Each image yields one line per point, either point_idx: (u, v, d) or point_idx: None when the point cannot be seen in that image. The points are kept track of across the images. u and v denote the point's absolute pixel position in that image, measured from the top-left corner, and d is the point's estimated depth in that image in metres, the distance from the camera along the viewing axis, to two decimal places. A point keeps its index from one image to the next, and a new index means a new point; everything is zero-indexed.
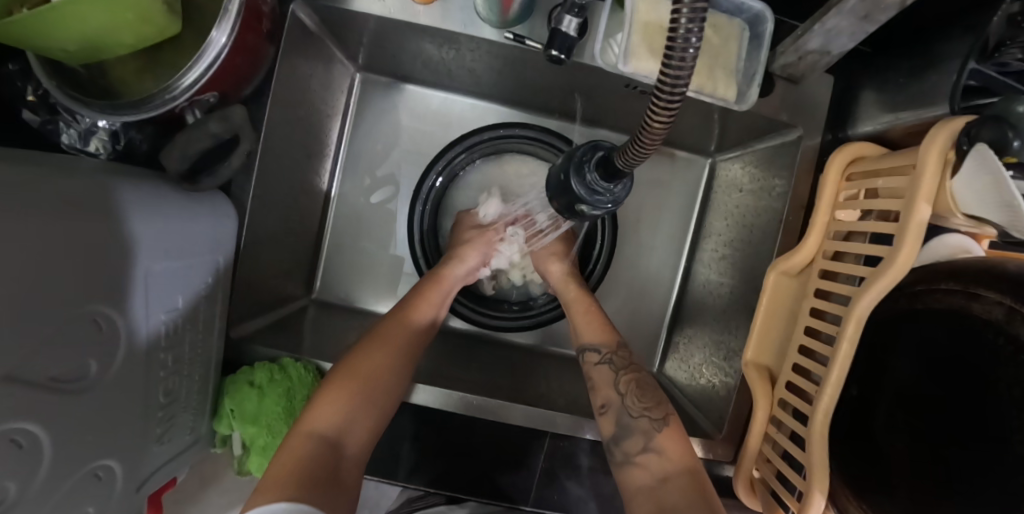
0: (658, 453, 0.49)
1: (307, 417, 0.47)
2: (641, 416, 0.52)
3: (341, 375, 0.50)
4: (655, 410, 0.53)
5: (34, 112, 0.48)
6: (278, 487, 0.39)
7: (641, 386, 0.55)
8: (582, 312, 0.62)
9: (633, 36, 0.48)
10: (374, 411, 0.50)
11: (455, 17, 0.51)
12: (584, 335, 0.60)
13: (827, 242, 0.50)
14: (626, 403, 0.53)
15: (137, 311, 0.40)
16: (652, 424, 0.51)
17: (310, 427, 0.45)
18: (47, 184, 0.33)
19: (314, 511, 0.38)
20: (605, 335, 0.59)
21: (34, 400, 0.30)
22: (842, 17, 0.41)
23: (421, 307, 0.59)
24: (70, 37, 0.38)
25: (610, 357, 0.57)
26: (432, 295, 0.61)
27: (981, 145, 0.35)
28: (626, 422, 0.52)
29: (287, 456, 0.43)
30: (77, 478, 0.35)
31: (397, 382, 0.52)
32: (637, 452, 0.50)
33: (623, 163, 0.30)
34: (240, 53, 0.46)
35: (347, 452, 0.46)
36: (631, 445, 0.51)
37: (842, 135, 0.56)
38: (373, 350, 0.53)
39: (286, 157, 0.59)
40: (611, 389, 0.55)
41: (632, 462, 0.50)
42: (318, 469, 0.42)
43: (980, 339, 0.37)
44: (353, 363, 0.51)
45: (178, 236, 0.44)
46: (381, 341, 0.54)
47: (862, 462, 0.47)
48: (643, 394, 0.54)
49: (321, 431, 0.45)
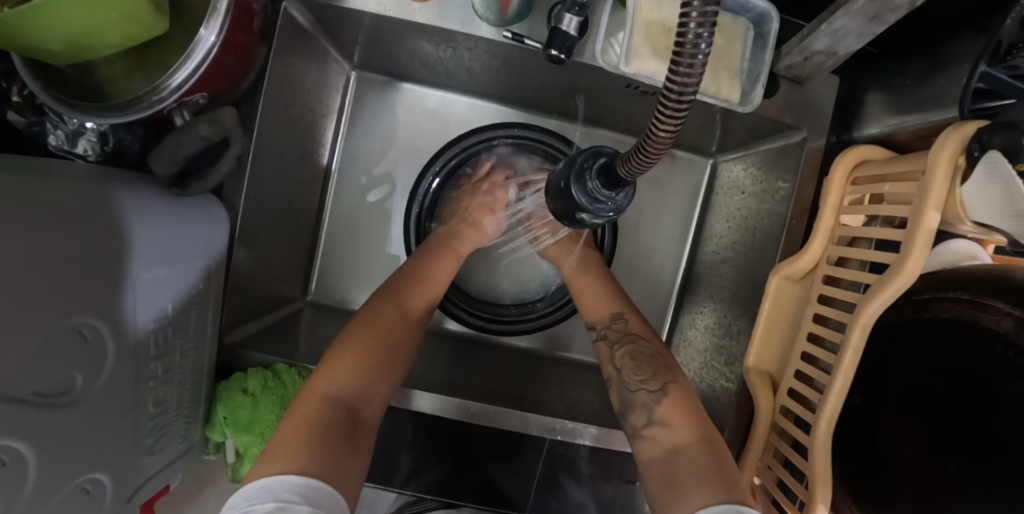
0: (662, 425, 0.48)
1: (316, 380, 0.45)
2: (639, 390, 0.51)
3: (352, 338, 0.49)
4: (654, 381, 0.51)
5: (19, 114, 0.47)
6: (291, 452, 0.38)
7: (635, 359, 0.53)
8: (580, 286, 0.62)
9: (635, 36, 0.46)
10: (387, 372, 0.49)
11: (452, 15, 0.50)
12: (586, 313, 0.61)
13: (831, 247, 0.49)
14: (626, 377, 0.53)
15: (125, 320, 0.39)
16: (651, 397, 0.50)
17: (321, 391, 0.44)
18: (29, 191, 0.32)
19: (326, 487, 0.37)
20: (601, 309, 0.59)
21: (18, 418, 0.29)
22: (850, 17, 0.40)
23: (435, 276, 0.59)
24: (54, 37, 0.36)
25: (606, 331, 0.57)
26: (445, 264, 0.61)
27: (994, 153, 0.34)
28: (627, 396, 0.52)
29: (300, 418, 0.41)
30: (66, 492, 0.35)
31: (403, 351, 0.51)
32: (643, 425, 0.49)
33: (625, 172, 0.29)
34: (230, 52, 0.45)
35: (361, 414, 0.45)
36: (636, 419, 0.50)
37: (847, 138, 0.54)
38: (383, 315, 0.52)
39: (281, 158, 0.58)
40: (609, 364, 0.55)
41: (641, 435, 0.49)
42: (334, 435, 0.41)
43: (989, 351, 0.36)
44: (360, 329, 0.50)
45: (168, 241, 0.43)
46: (391, 304, 0.53)
47: (864, 472, 0.46)
48: (638, 365, 0.53)
49: (333, 393, 0.44)
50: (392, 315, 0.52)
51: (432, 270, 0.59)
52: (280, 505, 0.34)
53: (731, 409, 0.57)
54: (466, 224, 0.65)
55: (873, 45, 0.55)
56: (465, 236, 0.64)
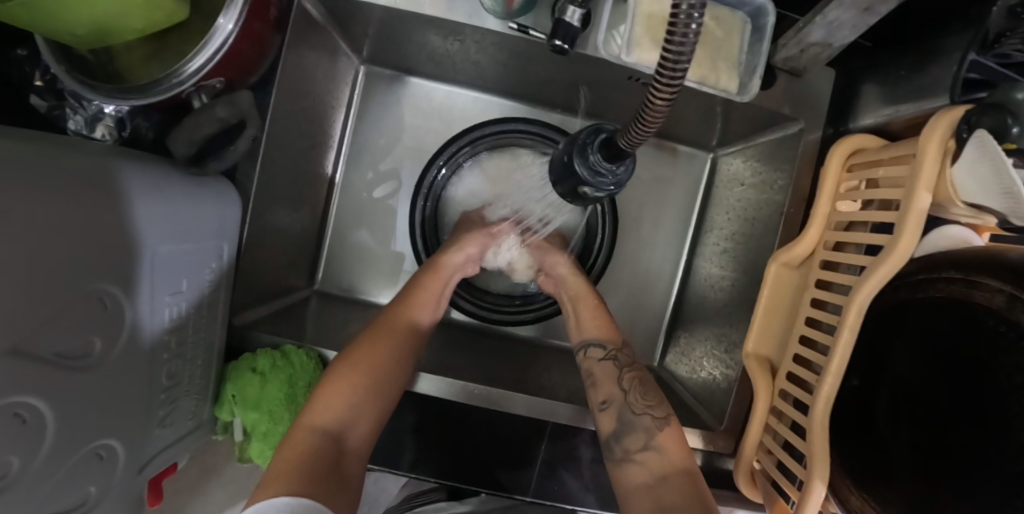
0: (658, 452, 0.49)
1: (310, 411, 0.47)
2: (643, 414, 0.52)
3: (341, 366, 0.50)
4: (659, 409, 0.53)
5: (42, 98, 0.49)
6: (278, 482, 0.40)
7: (644, 384, 0.55)
8: (589, 307, 0.61)
9: (636, 27, 0.48)
10: (379, 401, 0.50)
11: (460, 8, 0.51)
12: (585, 329, 0.60)
13: (828, 233, 0.50)
14: (631, 401, 0.53)
15: (142, 293, 0.40)
16: (655, 423, 0.51)
17: (310, 421, 0.46)
18: (55, 161, 0.33)
19: (315, 505, 0.38)
20: (612, 334, 0.59)
21: (37, 375, 0.30)
22: (843, 9, 0.42)
23: (422, 297, 0.59)
24: (81, 21, 0.38)
25: (616, 354, 0.57)
26: (432, 284, 0.61)
27: (982, 131, 0.35)
28: (627, 418, 0.52)
29: (289, 450, 0.43)
30: (81, 456, 0.36)
31: (397, 379, 0.52)
32: (637, 449, 0.50)
33: (625, 144, 0.31)
34: (246, 40, 0.47)
35: (347, 443, 0.46)
36: (631, 442, 0.50)
37: (844, 128, 0.56)
38: (372, 345, 0.52)
39: (292, 148, 0.60)
40: (614, 385, 0.54)
41: (632, 459, 0.49)
42: (320, 463, 0.42)
43: (982, 327, 0.37)
44: (353, 355, 0.52)
45: (183, 222, 0.44)
46: (381, 334, 0.54)
47: (862, 454, 0.47)
48: (646, 392, 0.54)
49: (323, 425, 0.46)
50: (386, 346, 0.53)
51: (420, 291, 0.59)
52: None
53: (731, 395, 0.57)
54: (455, 240, 0.64)
55: (867, 39, 0.57)
56: (455, 248, 0.63)
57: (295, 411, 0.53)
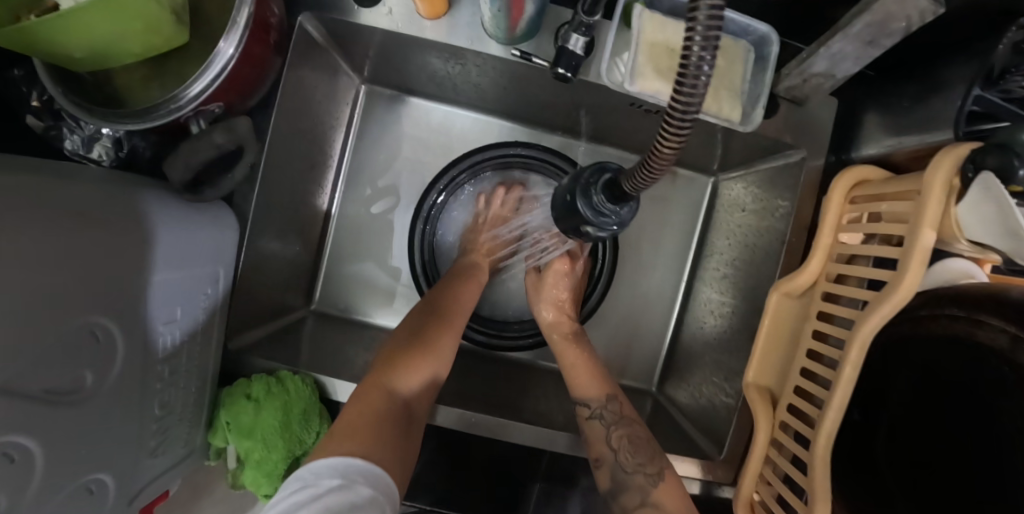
0: (656, 508, 0.47)
1: (380, 375, 0.49)
2: (635, 472, 0.50)
3: (407, 344, 0.52)
4: (650, 465, 0.50)
5: (38, 118, 0.48)
6: (354, 437, 0.40)
7: (633, 442, 0.52)
8: (571, 362, 0.60)
9: (640, 55, 0.48)
10: (437, 378, 0.52)
11: (462, 33, 0.51)
12: (575, 386, 0.58)
13: (829, 265, 0.50)
14: (620, 459, 0.51)
15: (134, 319, 0.39)
16: (648, 479, 0.49)
17: (380, 388, 0.47)
18: (46, 192, 0.32)
19: (382, 471, 0.38)
20: (597, 389, 0.57)
21: (27, 413, 0.29)
22: (847, 41, 0.42)
23: (467, 294, 0.61)
24: (77, 45, 0.38)
25: (601, 411, 0.55)
26: (475, 284, 0.63)
27: (987, 175, 0.35)
28: (619, 477, 0.50)
29: (364, 405, 0.45)
30: (69, 492, 0.35)
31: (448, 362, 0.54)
32: (634, 506, 0.48)
33: (631, 188, 0.30)
34: (247, 63, 0.46)
35: (411, 411, 0.48)
36: (628, 500, 0.49)
37: (846, 157, 0.56)
38: (432, 327, 0.55)
39: (291, 168, 0.59)
40: (603, 444, 0.52)
41: None
42: (392, 424, 0.44)
43: (985, 367, 0.37)
44: (417, 332, 0.54)
45: (178, 246, 0.44)
46: (442, 319, 0.56)
47: (865, 491, 0.46)
48: (636, 449, 0.51)
49: (393, 389, 0.47)
50: (446, 332, 0.55)
51: (468, 286, 0.62)
52: (345, 481, 0.35)
53: (730, 425, 0.57)
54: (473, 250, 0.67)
55: (871, 68, 0.57)
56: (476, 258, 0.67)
57: (288, 438, 0.51)
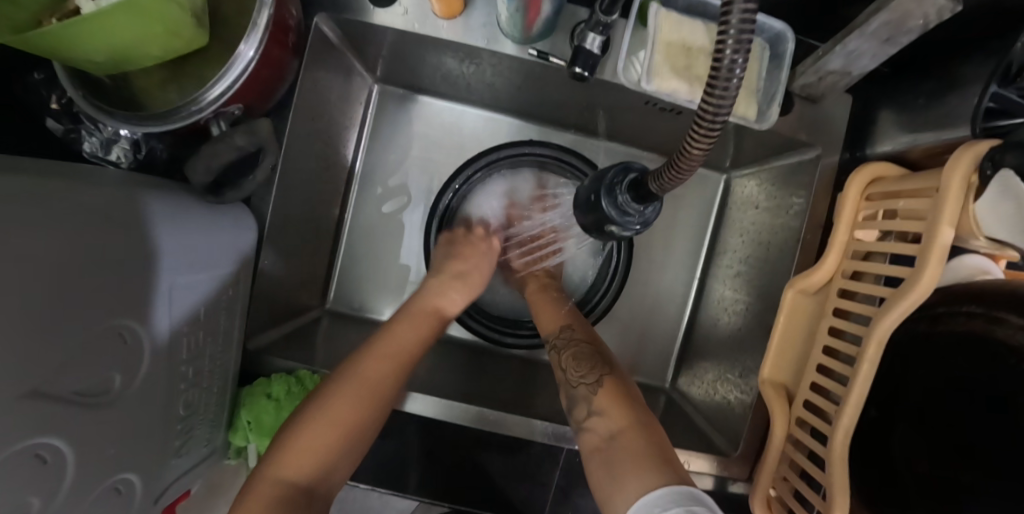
0: (600, 415, 0.47)
1: (279, 459, 0.42)
2: (579, 384, 0.51)
3: (319, 410, 0.45)
4: (591, 375, 0.51)
5: (57, 121, 0.48)
6: None
7: (579, 358, 0.53)
8: (540, 306, 0.63)
9: (657, 55, 0.48)
10: (353, 447, 0.46)
11: (476, 32, 0.52)
12: (541, 326, 0.61)
13: (845, 262, 0.50)
14: (568, 376, 0.53)
15: (158, 323, 0.40)
16: (590, 389, 0.50)
17: (277, 477, 0.41)
18: (73, 196, 0.33)
19: None
20: (554, 322, 0.59)
21: (58, 416, 0.30)
22: (864, 39, 0.42)
23: (404, 337, 0.55)
24: (101, 48, 0.38)
25: (557, 340, 0.57)
26: (418, 326, 0.57)
27: (1007, 173, 0.36)
28: (570, 393, 0.51)
29: (254, 505, 0.39)
30: (99, 492, 0.35)
31: (375, 423, 0.48)
32: (584, 417, 0.48)
33: (657, 188, 0.30)
34: (266, 65, 0.46)
35: (318, 496, 0.42)
36: (580, 411, 0.49)
37: (860, 154, 0.56)
38: (353, 387, 0.48)
39: (306, 169, 0.59)
40: (558, 370, 0.54)
41: (582, 428, 0.48)
42: None
43: (1004, 364, 0.37)
44: (331, 395, 0.47)
45: (199, 247, 0.44)
46: (361, 376, 0.49)
47: (880, 486, 0.47)
48: (580, 362, 0.53)
49: (292, 477, 0.41)
50: (366, 389, 0.48)
51: (404, 329, 0.55)
52: None
53: (745, 422, 0.57)
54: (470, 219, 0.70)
55: (886, 65, 0.56)
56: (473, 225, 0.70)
57: None
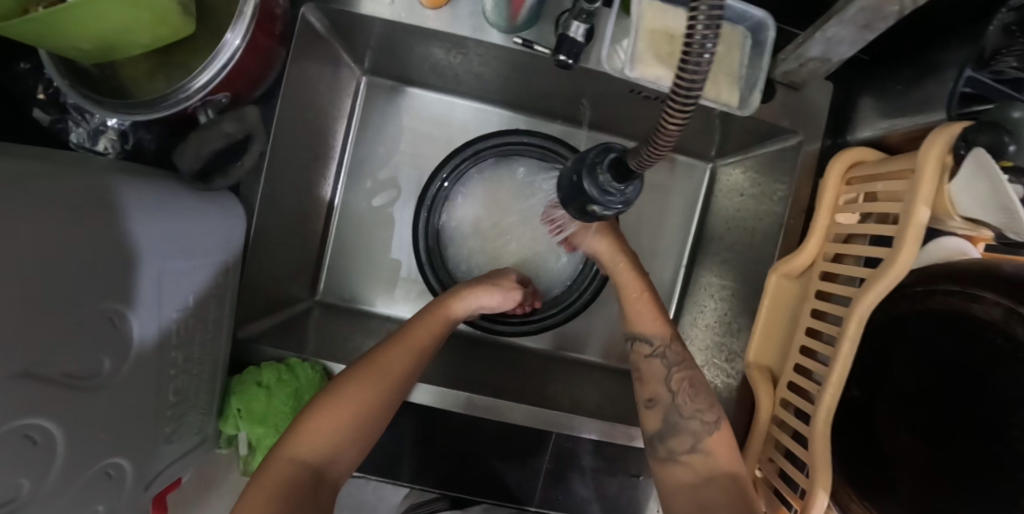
0: (704, 454, 0.49)
1: (290, 441, 0.44)
2: (691, 418, 0.50)
3: (334, 395, 0.47)
4: (709, 412, 0.51)
5: (44, 112, 0.48)
6: None
7: (694, 387, 0.52)
8: (635, 300, 0.58)
9: (639, 43, 0.49)
10: (365, 433, 0.47)
11: (464, 22, 0.52)
12: (636, 323, 0.57)
13: (828, 244, 0.51)
14: (679, 401, 0.51)
15: (148, 311, 0.40)
16: (703, 426, 0.50)
17: (288, 457, 0.43)
18: (64, 181, 0.33)
19: None
20: (660, 328, 0.56)
21: (48, 397, 0.30)
22: (842, 25, 0.43)
23: (419, 334, 0.54)
24: (86, 36, 0.38)
25: (664, 351, 0.54)
26: (434, 321, 0.56)
27: (980, 150, 0.36)
28: (674, 420, 0.51)
29: (266, 483, 0.41)
30: (89, 476, 0.35)
31: (389, 412, 0.49)
32: (682, 451, 0.49)
33: (636, 165, 0.31)
34: (253, 54, 0.46)
35: (327, 478, 0.43)
36: (676, 444, 0.50)
37: (842, 140, 0.57)
38: (367, 375, 0.49)
39: (296, 160, 0.60)
40: (661, 384, 0.53)
41: (677, 460, 0.49)
42: (296, 498, 0.40)
43: (981, 340, 0.37)
44: (344, 383, 0.48)
45: (187, 236, 0.44)
46: (374, 365, 0.50)
47: (865, 463, 0.46)
48: (696, 394, 0.51)
49: (304, 458, 0.43)
50: (377, 379, 0.49)
51: (421, 323, 0.56)
52: None
53: (732, 405, 0.59)
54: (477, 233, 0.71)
55: (865, 53, 0.57)
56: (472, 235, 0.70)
57: None
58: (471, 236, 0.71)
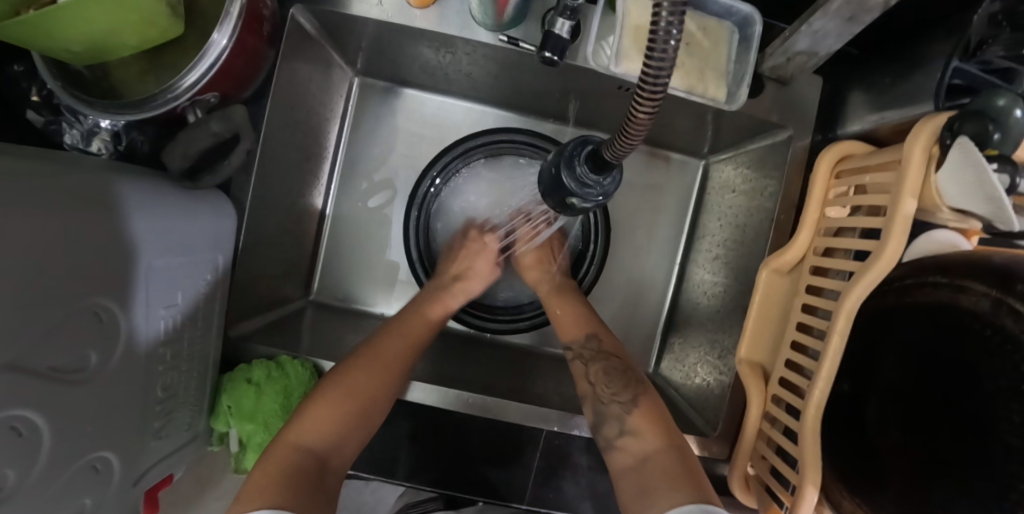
0: (634, 435, 0.50)
1: (294, 428, 0.46)
2: (612, 402, 0.53)
3: (338, 385, 0.50)
4: (624, 394, 0.53)
5: (38, 113, 0.49)
6: (259, 498, 0.40)
7: (608, 374, 0.55)
8: (558, 311, 0.63)
9: (625, 39, 0.49)
10: (365, 422, 0.50)
11: (451, 20, 0.53)
12: (562, 333, 0.61)
13: (817, 239, 0.51)
14: (597, 391, 0.55)
15: (137, 307, 0.40)
16: (622, 408, 0.52)
17: (293, 441, 0.45)
18: (54, 177, 0.34)
19: None
20: (577, 331, 0.60)
21: (34, 389, 0.30)
22: (828, 18, 0.42)
23: (415, 326, 0.58)
24: (75, 37, 0.39)
25: (582, 351, 0.59)
26: (431, 313, 0.60)
27: (964, 139, 0.35)
28: (598, 408, 0.53)
29: (271, 465, 0.43)
30: (75, 469, 0.35)
31: (387, 402, 0.52)
32: (615, 436, 0.51)
33: (611, 156, 0.31)
34: (240, 54, 0.47)
35: (329, 465, 0.46)
36: (609, 430, 0.51)
37: (833, 135, 0.57)
38: (370, 365, 0.52)
39: (287, 160, 0.61)
40: (583, 381, 0.57)
41: (613, 446, 0.50)
42: (301, 480, 0.42)
43: (968, 331, 0.36)
44: (347, 374, 0.51)
45: (178, 233, 0.45)
46: (375, 356, 0.53)
47: (855, 458, 0.45)
48: (609, 380, 0.55)
49: (307, 444, 0.45)
50: (377, 370, 0.52)
51: (418, 314, 0.59)
52: None
53: (724, 401, 0.58)
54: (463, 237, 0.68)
55: (855, 46, 0.57)
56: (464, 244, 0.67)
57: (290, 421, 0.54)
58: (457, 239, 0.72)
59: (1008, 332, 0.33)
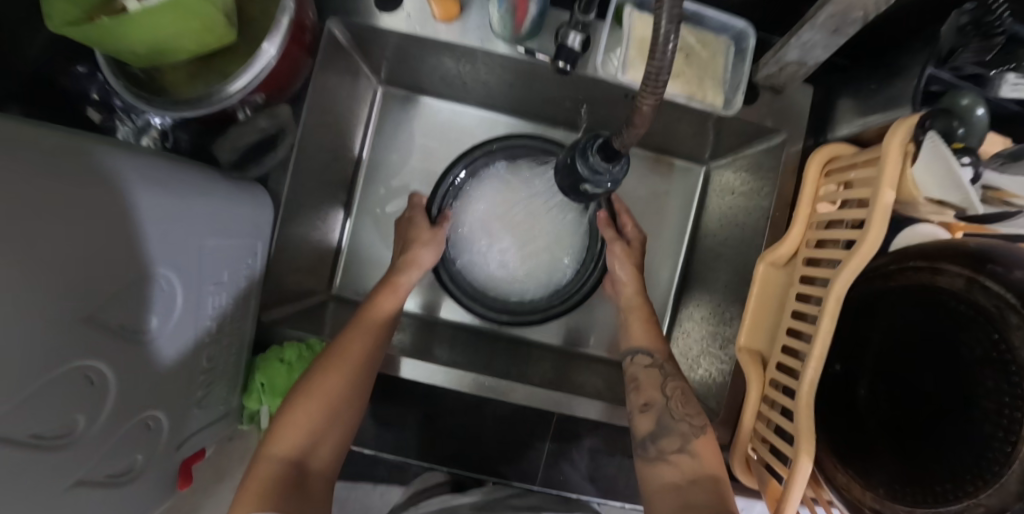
0: (692, 455, 0.51)
1: (270, 440, 0.49)
2: (682, 420, 0.53)
3: (303, 394, 0.51)
4: (697, 417, 0.53)
5: (98, 111, 0.55)
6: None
7: (687, 394, 0.55)
8: (641, 320, 0.64)
9: (630, 50, 0.54)
10: (340, 422, 0.52)
11: (471, 34, 0.58)
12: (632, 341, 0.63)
13: (810, 232, 0.55)
14: (670, 406, 0.54)
15: (193, 282, 0.45)
16: (692, 428, 0.52)
17: (270, 454, 0.48)
18: (133, 158, 0.38)
19: None
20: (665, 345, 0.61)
21: (104, 343, 0.34)
22: (814, 31, 0.47)
23: (379, 312, 0.58)
24: (142, 41, 0.44)
25: (662, 362, 0.58)
26: (387, 301, 0.60)
27: (934, 139, 0.40)
28: (665, 422, 0.53)
29: (252, 481, 0.45)
30: (131, 425, 0.39)
31: (356, 399, 0.54)
32: (672, 450, 0.51)
33: (620, 144, 0.35)
34: (284, 62, 0.52)
35: (309, 467, 0.49)
36: (667, 443, 0.52)
37: (823, 139, 0.61)
38: (330, 368, 0.53)
39: (318, 160, 0.66)
40: (657, 390, 0.56)
41: (665, 459, 0.51)
42: (281, 492, 0.45)
43: (946, 306, 0.40)
44: (310, 380, 0.52)
45: (228, 217, 0.49)
46: (335, 357, 0.53)
47: (845, 431, 0.48)
48: (688, 401, 0.55)
49: (285, 454, 0.48)
50: (339, 370, 0.53)
51: (373, 305, 0.59)
52: None
53: (727, 389, 0.62)
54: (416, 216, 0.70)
55: (843, 58, 0.62)
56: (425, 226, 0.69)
57: None
58: (471, 236, 0.73)
59: (981, 306, 0.36)
